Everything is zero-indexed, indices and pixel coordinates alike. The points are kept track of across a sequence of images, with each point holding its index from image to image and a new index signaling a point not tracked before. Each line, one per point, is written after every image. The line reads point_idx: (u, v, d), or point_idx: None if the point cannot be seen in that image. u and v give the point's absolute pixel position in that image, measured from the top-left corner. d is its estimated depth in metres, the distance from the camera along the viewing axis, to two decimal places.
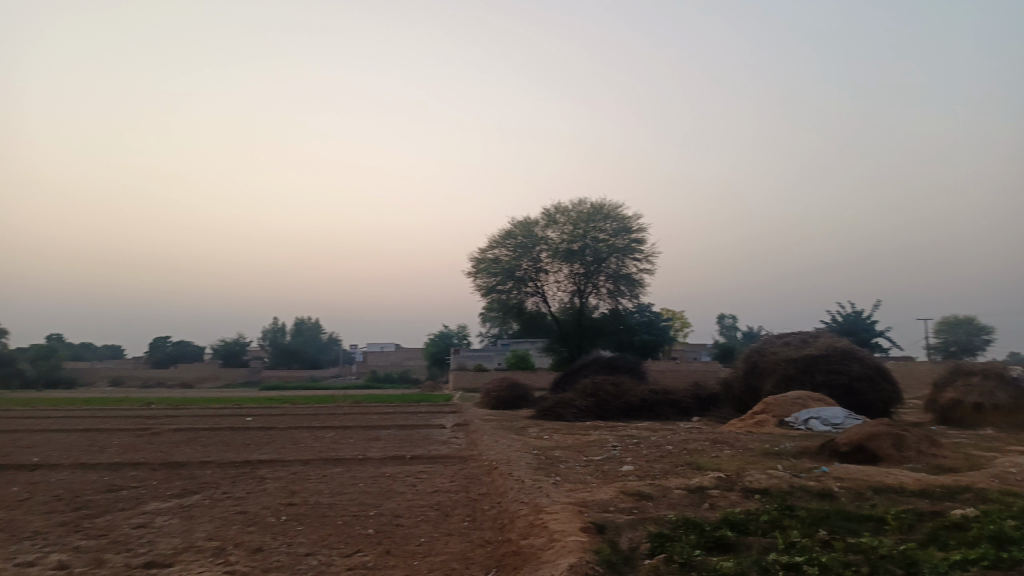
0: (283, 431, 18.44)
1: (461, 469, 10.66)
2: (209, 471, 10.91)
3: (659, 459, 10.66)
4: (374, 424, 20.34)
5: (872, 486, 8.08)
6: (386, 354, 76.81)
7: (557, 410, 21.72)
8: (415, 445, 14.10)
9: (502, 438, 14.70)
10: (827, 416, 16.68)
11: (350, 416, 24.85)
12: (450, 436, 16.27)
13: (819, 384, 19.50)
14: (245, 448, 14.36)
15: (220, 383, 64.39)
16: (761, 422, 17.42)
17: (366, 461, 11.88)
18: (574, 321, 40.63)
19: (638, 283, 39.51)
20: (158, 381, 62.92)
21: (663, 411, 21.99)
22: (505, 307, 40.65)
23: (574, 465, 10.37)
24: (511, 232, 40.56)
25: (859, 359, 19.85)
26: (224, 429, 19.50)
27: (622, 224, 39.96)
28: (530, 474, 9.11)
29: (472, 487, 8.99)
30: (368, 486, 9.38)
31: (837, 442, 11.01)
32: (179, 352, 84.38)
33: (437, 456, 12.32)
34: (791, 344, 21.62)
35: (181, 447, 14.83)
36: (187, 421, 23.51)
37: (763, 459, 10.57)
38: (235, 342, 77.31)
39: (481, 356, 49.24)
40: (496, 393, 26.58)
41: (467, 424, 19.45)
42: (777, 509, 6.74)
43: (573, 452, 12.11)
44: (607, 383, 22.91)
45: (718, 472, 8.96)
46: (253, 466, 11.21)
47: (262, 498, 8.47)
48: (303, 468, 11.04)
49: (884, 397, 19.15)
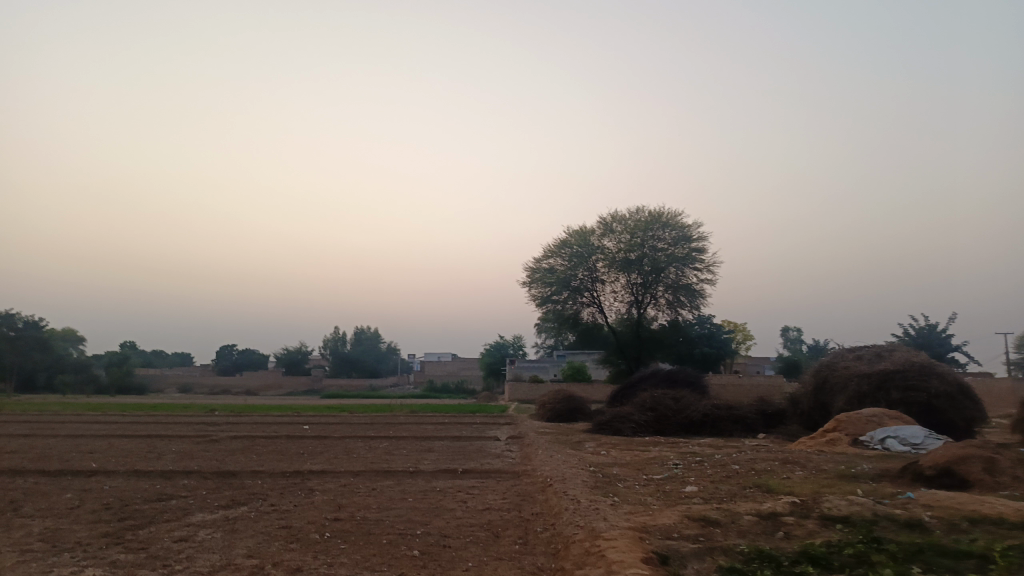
0: (336, 441, 18.30)
1: (514, 486, 10.19)
2: (257, 481, 10.73)
3: (725, 480, 9.99)
4: (427, 436, 20.04)
5: (968, 515, 7.29)
6: (443, 364, 76.97)
7: (614, 425, 21.10)
8: (467, 459, 13.70)
9: (558, 452, 14.18)
10: (905, 435, 15.64)
11: (404, 426, 24.69)
12: (504, 449, 15.85)
13: (895, 401, 18.36)
14: (297, 458, 14.25)
15: (282, 391, 65.58)
16: (834, 441, 16.45)
17: (417, 474, 11.55)
18: (632, 332, 39.76)
19: (698, 294, 38.41)
20: (223, 389, 64.47)
21: (726, 428, 21.11)
22: (561, 318, 40.19)
23: (633, 485, 9.80)
24: (567, 242, 40.08)
25: (938, 375, 18.61)
26: (280, 438, 19.53)
27: (682, 233, 38.93)
28: (586, 494, 8.59)
29: (525, 506, 8.53)
30: (416, 501, 9.03)
31: (921, 465, 10.14)
32: (244, 360, 86.51)
33: (489, 471, 11.89)
34: (864, 358, 20.44)
35: (235, 455, 14.82)
36: (245, 428, 23.73)
37: (838, 482, 9.80)
38: (297, 351, 78.73)
39: (537, 367, 48.76)
40: (552, 405, 26.06)
41: (522, 437, 18.99)
42: (862, 541, 6.07)
43: (631, 470, 11.53)
44: (667, 398, 22.15)
45: (791, 496, 8.29)
46: (302, 478, 10.99)
47: (307, 512, 8.20)
48: (352, 481, 10.76)
49: (967, 416, 17.89)
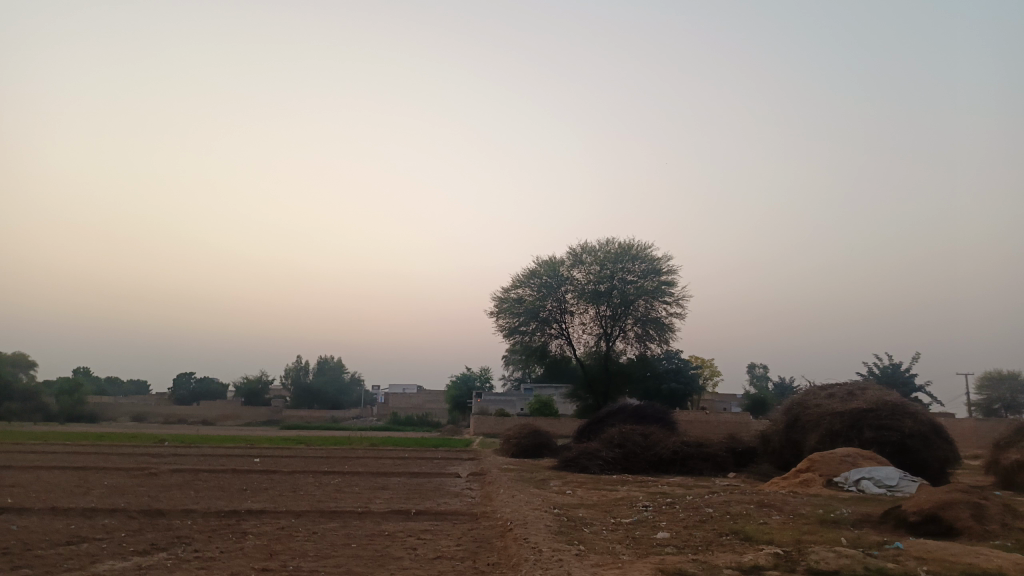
0: (286, 476, 17.18)
1: (471, 531, 9.30)
2: (187, 523, 9.70)
3: (699, 526, 9.25)
4: (384, 471, 19.01)
5: (965, 569, 6.64)
6: (408, 396, 75.30)
7: (581, 461, 20.30)
8: (423, 498, 12.78)
9: (520, 492, 13.35)
10: (880, 476, 15.13)
11: (362, 460, 23.55)
12: (463, 488, 14.93)
13: (868, 440, 17.84)
14: (238, 495, 13.18)
15: (241, 422, 63.36)
16: (807, 481, 15.87)
17: (366, 515, 10.62)
18: (600, 366, 39.10)
19: (667, 328, 38.04)
20: (178, 419, 62.08)
21: (696, 465, 20.43)
22: (528, 350, 39.41)
23: (601, 530, 9.01)
24: (536, 272, 39.43)
25: (911, 415, 18.19)
26: (226, 472, 18.34)
27: (651, 266, 38.64)
28: (549, 541, 7.79)
29: (482, 554, 7.70)
30: (360, 547, 8.10)
31: (905, 510, 9.52)
32: (203, 389, 83.78)
33: (445, 512, 10.98)
34: (836, 396, 19.94)
35: (172, 491, 13.68)
36: (193, 460, 22.42)
37: (819, 529, 9.12)
38: (258, 381, 76.39)
39: (504, 401, 47.71)
40: (517, 440, 25.16)
41: (485, 474, 18.06)
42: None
43: (598, 512, 10.74)
44: (635, 433, 21.45)
45: (772, 546, 7.58)
46: (238, 519, 9.98)
47: (235, 561, 7.25)
48: (292, 523, 9.77)
49: (940, 457, 17.43)
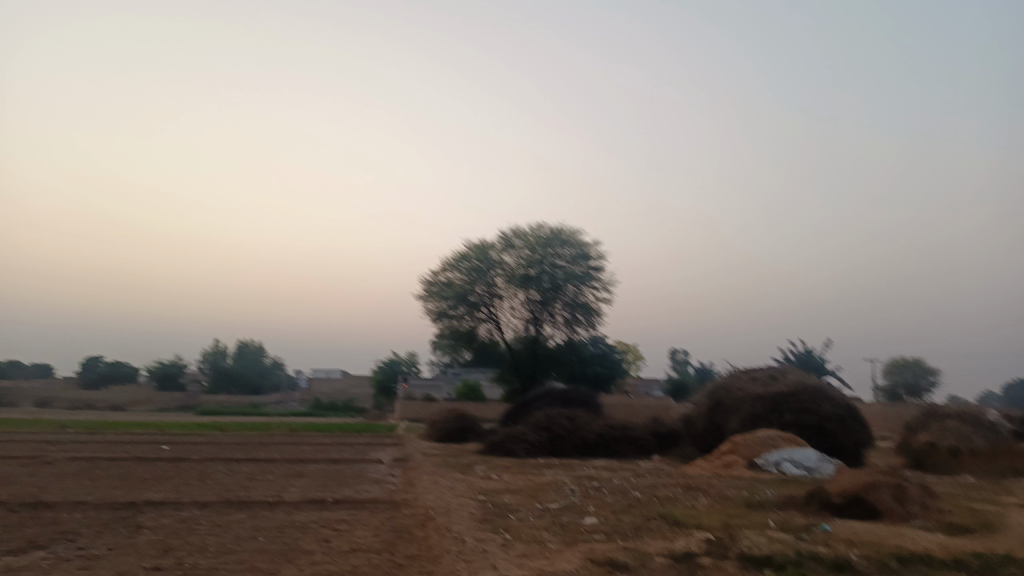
0: (195, 464, 16.18)
1: (390, 521, 8.76)
2: (74, 516, 8.81)
3: (627, 510, 8.99)
4: (302, 457, 18.22)
5: (894, 552, 6.55)
6: (332, 380, 73.63)
7: (507, 445, 20.02)
8: (342, 485, 12.17)
9: (444, 477, 12.86)
10: (800, 458, 15.38)
11: (280, 446, 22.62)
12: (385, 474, 14.36)
13: (788, 424, 18.18)
14: (138, 484, 12.23)
15: (154, 407, 60.55)
16: (730, 464, 15.99)
17: (278, 504, 9.95)
18: (528, 350, 38.95)
19: (595, 313, 38.24)
20: (86, 404, 58.85)
21: (621, 449, 20.46)
22: (456, 335, 38.83)
23: (527, 516, 8.65)
24: (465, 255, 38.78)
25: (829, 398, 18.65)
26: (129, 460, 17.13)
27: (581, 251, 38.73)
28: (473, 530, 7.35)
29: (401, 545, 7.20)
30: (268, 540, 7.47)
31: (829, 492, 9.53)
32: (113, 373, 79.72)
33: (364, 500, 10.39)
34: (758, 380, 20.27)
35: (64, 481, 12.59)
36: (94, 448, 20.97)
37: (746, 512, 9.01)
38: (173, 364, 73.09)
39: (430, 385, 47.13)
40: (442, 424, 24.69)
41: (409, 460, 17.52)
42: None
43: (524, 497, 10.37)
44: (561, 417, 21.29)
45: (703, 531, 7.36)
46: (135, 511, 9.17)
47: (122, 559, 6.50)
48: (196, 514, 9.02)
49: (855, 439, 17.92)
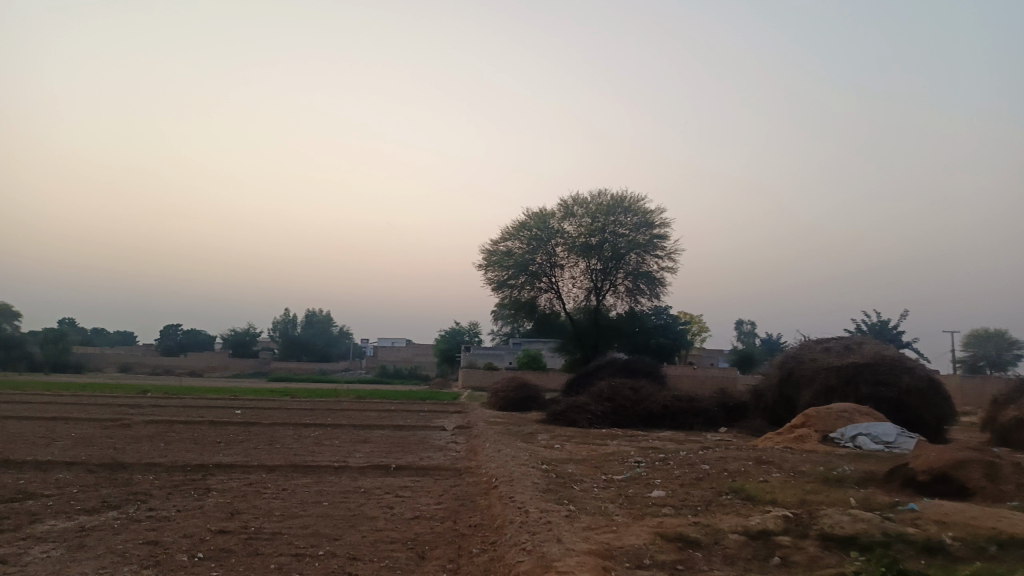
0: (263, 429, 16.55)
1: (452, 488, 8.67)
2: (147, 477, 9.03)
3: (696, 484, 8.66)
4: (367, 424, 18.46)
5: (993, 535, 6.04)
6: (397, 349, 74.84)
7: (569, 415, 19.85)
8: (405, 452, 12.22)
9: (506, 446, 12.75)
10: (877, 433, 14.68)
11: (346, 413, 23.03)
12: (447, 441, 14.37)
13: (864, 396, 17.41)
14: (210, 447, 12.55)
15: (228, 373, 62.83)
16: (802, 437, 15.39)
17: (342, 470, 9.99)
18: (589, 320, 38.58)
19: (658, 282, 37.47)
20: (165, 370, 61.51)
21: (686, 420, 20.04)
22: (518, 305, 38.71)
23: (592, 487, 8.42)
24: (525, 224, 38.45)
25: (909, 370, 17.75)
26: (202, 424, 17.65)
27: (644, 219, 37.84)
28: (537, 501, 7.15)
29: (464, 514, 7.08)
30: (331, 506, 7.44)
31: (913, 469, 8.99)
32: (190, 340, 82.96)
33: (426, 467, 10.35)
34: (831, 351, 19.44)
35: (141, 443, 13.02)
36: (171, 411, 21.78)
37: (823, 488, 8.58)
38: (246, 333, 75.61)
39: (493, 355, 47.35)
40: (504, 393, 24.69)
41: (471, 428, 17.53)
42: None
43: (589, 468, 10.15)
44: (625, 387, 20.94)
45: (779, 508, 6.98)
46: (204, 474, 9.33)
47: (190, 521, 6.56)
48: (262, 478, 9.12)
49: (938, 414, 17.03)
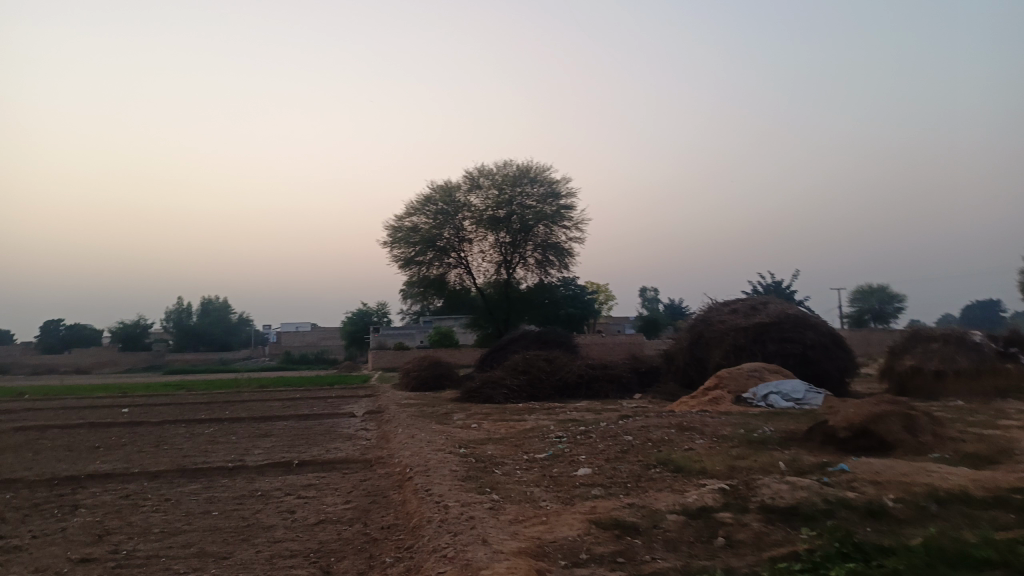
0: (152, 428, 15.12)
1: (362, 483, 7.90)
2: (4, 497, 7.80)
3: (622, 458, 8.23)
4: (270, 415, 17.25)
5: (930, 492, 5.82)
6: (302, 334, 72.18)
7: (484, 391, 19.28)
8: (310, 444, 11.32)
9: (420, 429, 12.00)
10: (787, 390, 14.84)
11: (248, 404, 21.59)
12: (357, 429, 13.48)
13: (771, 353, 17.69)
14: (86, 455, 11.20)
15: (119, 368, 58.84)
16: (716, 399, 15.41)
17: (239, 471, 9.02)
18: (499, 293, 38.15)
19: (567, 253, 37.36)
20: (48, 369, 56.96)
21: (601, 388, 19.88)
22: (426, 282, 37.70)
23: (514, 470, 7.85)
24: (430, 198, 37.41)
25: (812, 326, 18.18)
26: (82, 427, 15.96)
27: (550, 189, 37.57)
28: (457, 492, 6.51)
29: (375, 514, 6.35)
30: (223, 516, 6.54)
31: (834, 425, 8.88)
32: (75, 336, 77.10)
33: (333, 460, 9.51)
34: (739, 312, 19.64)
35: (2, 455, 11.48)
36: (49, 415, 19.78)
37: (748, 453, 8.33)
38: (136, 325, 70.71)
39: (403, 334, 46.25)
40: (416, 372, 23.87)
41: (383, 412, 16.67)
42: (849, 558, 4.26)
43: (508, 448, 9.57)
44: (539, 359, 20.58)
45: (712, 479, 6.60)
46: (74, 488, 8.15)
47: (46, 550, 5.53)
48: (143, 488, 8.05)
49: (841, 367, 17.51)
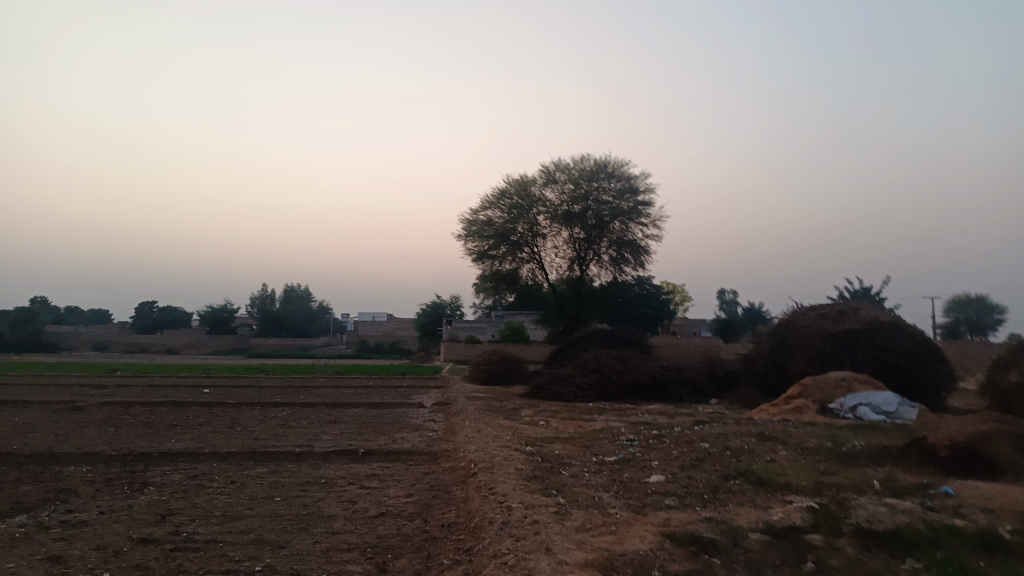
0: (227, 410, 15.45)
1: (426, 476, 7.70)
2: (82, 471, 7.98)
3: (698, 466, 7.76)
4: (341, 402, 17.41)
5: None
6: (378, 324, 73.50)
7: (554, 388, 18.95)
8: (377, 433, 11.25)
9: (487, 424, 11.77)
10: (877, 402, 13.92)
11: (321, 390, 21.91)
12: (424, 420, 13.37)
13: (860, 363, 16.67)
14: (163, 433, 11.46)
15: (205, 350, 61.30)
16: (799, 408, 14.60)
17: (305, 456, 9.01)
18: (572, 290, 37.71)
19: (643, 251, 36.54)
20: (141, 348, 59.80)
21: (675, 391, 19.24)
22: (499, 276, 37.63)
23: (583, 472, 7.50)
24: (505, 192, 37.26)
25: (906, 335, 17.07)
26: (163, 405, 16.47)
27: (627, 184, 36.78)
28: (522, 493, 6.20)
29: (436, 510, 6.13)
30: (285, 503, 6.45)
31: (934, 443, 8.13)
32: (167, 317, 80.81)
33: (398, 451, 9.39)
34: (826, 317, 18.62)
35: (85, 429, 11.87)
36: (135, 392, 20.57)
37: (837, 468, 7.72)
38: (223, 308, 73.44)
39: (475, 328, 46.37)
40: (486, 366, 23.74)
41: (451, 404, 16.58)
42: None
43: (577, 448, 9.21)
44: (611, 358, 20.08)
45: (799, 496, 6.08)
46: (148, 465, 8.28)
47: (110, 527, 5.53)
48: (210, 469, 8.09)
49: (937, 379, 16.34)
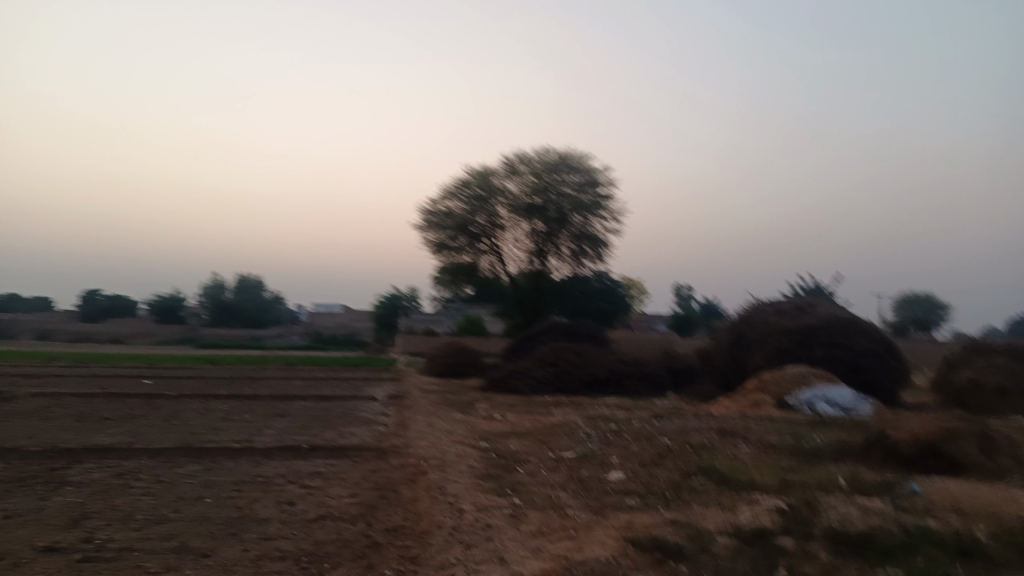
0: (168, 402, 14.68)
1: (373, 474, 7.23)
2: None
3: (659, 463, 7.45)
4: (290, 394, 16.75)
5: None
6: (334, 315, 72.16)
7: (511, 382, 18.57)
8: (324, 428, 10.69)
9: (441, 418, 11.34)
10: (834, 397, 13.86)
11: (270, 382, 21.15)
12: (376, 414, 12.84)
13: (818, 359, 16.68)
14: (94, 426, 10.73)
15: (154, 340, 59.35)
16: (757, 403, 14.48)
17: (245, 453, 8.43)
18: (531, 283, 37.39)
19: (603, 245, 36.43)
20: (85, 337, 57.61)
21: (633, 386, 19.04)
22: (457, 268, 37.09)
23: (540, 470, 7.13)
24: (466, 182, 36.67)
25: (863, 332, 17.14)
26: (99, 397, 15.59)
27: (589, 177, 36.57)
28: (473, 494, 5.78)
29: (382, 512, 5.67)
30: (217, 504, 5.92)
31: (897, 440, 7.94)
32: (114, 306, 78.10)
33: (344, 447, 8.87)
34: (784, 313, 18.60)
35: (9, 422, 11.04)
36: (73, 382, 19.54)
37: (800, 465, 7.49)
38: (173, 298, 71.22)
39: (432, 320, 45.71)
40: (442, 358, 23.23)
41: (405, 397, 16.06)
42: None
43: (534, 444, 8.83)
44: (569, 352, 19.79)
45: (765, 496, 5.79)
46: (70, 462, 7.63)
47: (13, 534, 4.94)
48: (139, 466, 7.48)
49: (892, 377, 16.41)
